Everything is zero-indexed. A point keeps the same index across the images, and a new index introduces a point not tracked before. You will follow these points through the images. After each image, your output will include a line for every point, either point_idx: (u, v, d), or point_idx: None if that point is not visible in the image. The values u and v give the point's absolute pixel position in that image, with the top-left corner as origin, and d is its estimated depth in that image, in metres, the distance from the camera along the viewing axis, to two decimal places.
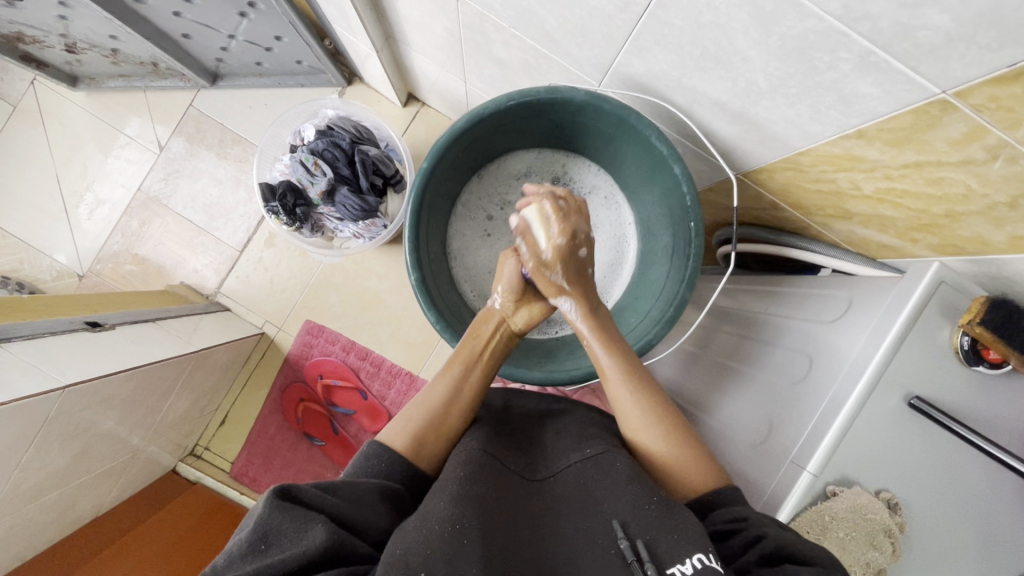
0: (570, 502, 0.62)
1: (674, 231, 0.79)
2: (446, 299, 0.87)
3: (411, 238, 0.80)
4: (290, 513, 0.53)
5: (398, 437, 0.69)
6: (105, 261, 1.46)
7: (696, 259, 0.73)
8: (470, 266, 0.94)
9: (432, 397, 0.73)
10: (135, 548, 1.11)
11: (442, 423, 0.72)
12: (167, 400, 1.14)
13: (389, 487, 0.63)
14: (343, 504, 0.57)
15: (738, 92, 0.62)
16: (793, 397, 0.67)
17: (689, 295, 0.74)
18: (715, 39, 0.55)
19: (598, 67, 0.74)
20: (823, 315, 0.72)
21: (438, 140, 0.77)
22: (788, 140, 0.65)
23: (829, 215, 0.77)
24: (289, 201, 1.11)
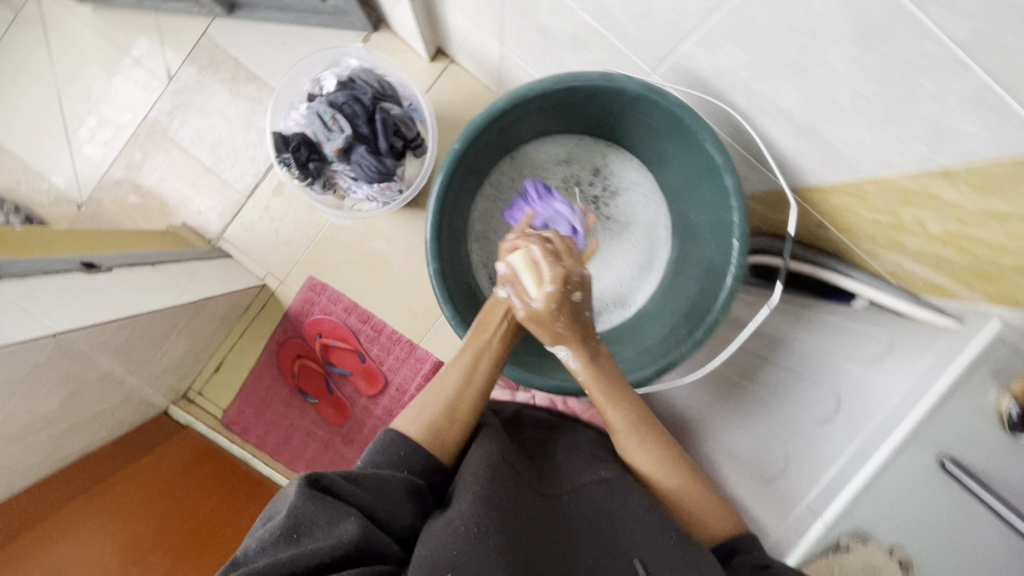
0: (587, 522, 0.63)
1: (717, 245, 0.73)
2: (462, 288, 0.82)
3: (435, 221, 0.75)
4: (325, 505, 0.54)
5: (412, 425, 0.67)
6: (105, 192, 1.40)
7: (737, 280, 0.68)
8: (490, 253, 0.89)
9: (446, 387, 0.70)
10: (121, 490, 1.12)
11: (454, 414, 0.69)
12: (162, 345, 1.12)
13: (415, 481, 0.63)
14: (369, 497, 0.58)
15: (812, 107, 0.55)
16: (818, 437, 0.67)
17: (722, 317, 0.69)
18: (801, 47, 0.49)
19: (656, 54, 0.67)
20: (859, 354, 0.70)
21: (474, 119, 0.71)
22: (856, 164, 0.59)
23: (876, 244, 0.72)
24: (303, 154, 1.05)
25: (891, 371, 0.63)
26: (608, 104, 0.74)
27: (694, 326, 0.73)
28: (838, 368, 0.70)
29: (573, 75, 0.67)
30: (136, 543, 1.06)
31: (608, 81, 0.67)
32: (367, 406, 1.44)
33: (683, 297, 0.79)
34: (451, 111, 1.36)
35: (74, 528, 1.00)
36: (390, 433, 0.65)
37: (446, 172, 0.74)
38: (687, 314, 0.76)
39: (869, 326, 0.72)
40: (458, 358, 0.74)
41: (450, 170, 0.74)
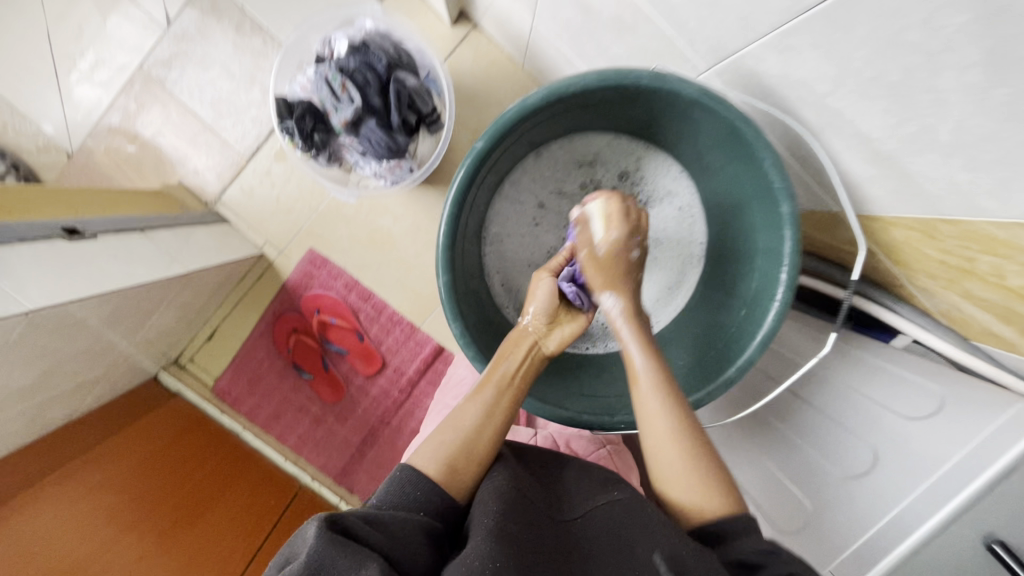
0: (603, 554, 0.57)
1: (761, 274, 0.65)
2: (472, 297, 0.76)
3: (450, 227, 0.69)
4: (344, 547, 0.48)
5: (428, 461, 0.61)
6: (97, 143, 1.31)
7: (780, 316, 0.60)
8: (505, 258, 0.82)
9: (464, 421, 0.65)
10: (108, 459, 1.08)
11: (474, 448, 0.63)
12: (151, 315, 1.07)
13: (432, 522, 0.57)
14: (389, 540, 0.52)
15: (900, 135, 0.47)
16: (859, 497, 0.67)
17: (758, 359, 0.63)
18: (908, 65, 0.40)
19: (717, 51, 0.58)
20: (909, 410, 0.65)
21: (503, 116, 0.63)
22: (937, 203, 0.51)
23: (933, 286, 0.64)
24: (307, 124, 0.97)
25: (940, 436, 0.60)
26: (652, 104, 0.66)
27: (724, 364, 0.67)
28: (881, 424, 0.67)
29: (619, 74, 0.59)
30: (121, 513, 1.02)
31: (658, 82, 0.58)
32: (363, 385, 1.42)
33: (713, 325, 0.73)
34: (470, 83, 1.26)
35: (56, 494, 0.96)
36: (406, 469, 0.59)
37: (468, 170, 0.67)
38: (717, 346, 0.70)
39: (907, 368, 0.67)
40: (479, 391, 0.68)
41: (471, 170, 0.67)
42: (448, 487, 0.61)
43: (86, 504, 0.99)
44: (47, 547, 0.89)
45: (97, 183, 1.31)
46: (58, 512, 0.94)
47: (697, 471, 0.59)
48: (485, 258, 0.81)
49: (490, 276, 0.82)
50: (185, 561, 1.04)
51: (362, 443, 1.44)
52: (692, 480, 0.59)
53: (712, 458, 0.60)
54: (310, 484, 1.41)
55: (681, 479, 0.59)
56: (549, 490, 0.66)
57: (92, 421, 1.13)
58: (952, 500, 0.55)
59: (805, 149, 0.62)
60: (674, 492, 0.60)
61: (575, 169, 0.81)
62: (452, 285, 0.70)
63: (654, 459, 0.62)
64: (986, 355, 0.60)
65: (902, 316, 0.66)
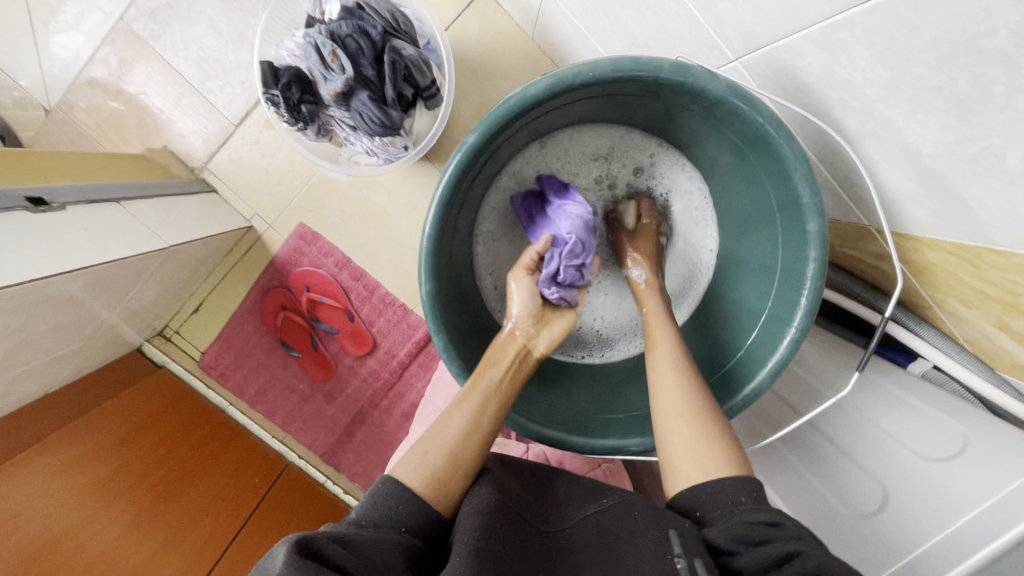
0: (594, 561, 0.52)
1: (778, 295, 0.60)
2: (458, 297, 0.70)
3: (434, 228, 0.61)
4: (317, 571, 0.40)
5: (411, 475, 0.55)
6: (76, 100, 1.23)
7: (795, 344, 0.56)
8: (497, 253, 0.77)
9: (448, 430, 0.58)
10: (97, 430, 1.04)
11: (459, 465, 0.57)
12: (130, 288, 1.01)
13: (412, 544, 0.50)
14: (363, 567, 0.44)
15: (956, 154, 0.41)
16: (866, 537, 0.61)
17: (766, 388, 0.59)
18: (982, 77, 0.34)
19: (748, 41, 0.51)
20: (935, 451, 0.58)
21: (500, 105, 0.55)
22: (986, 231, 0.45)
23: (961, 314, 0.59)
24: (294, 94, 0.89)
25: (965, 484, 0.54)
26: (671, 100, 0.59)
27: (730, 391, 0.62)
28: (899, 466, 0.61)
29: (637, 63, 0.51)
30: (105, 484, 0.98)
31: (681, 74, 0.51)
32: (353, 365, 1.37)
33: (717, 339, 0.69)
34: (474, 53, 1.17)
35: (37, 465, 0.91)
36: (387, 481, 0.53)
37: (455, 170, 0.59)
38: (722, 365, 0.66)
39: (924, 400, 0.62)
40: (465, 395, 0.61)
41: (461, 166, 0.59)
42: (436, 503, 0.54)
43: (67, 478, 0.94)
44: (26, 522, 0.84)
45: (77, 144, 1.24)
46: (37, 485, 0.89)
47: (707, 440, 0.57)
48: (476, 252, 0.76)
49: (481, 274, 0.77)
50: (167, 538, 1.01)
51: (350, 423, 1.40)
52: (700, 445, 0.57)
53: (724, 430, 0.58)
54: (297, 462, 1.39)
55: (688, 444, 0.57)
56: (539, 505, 0.60)
57: (71, 391, 1.07)
58: (975, 555, 0.49)
59: (839, 156, 0.55)
60: (677, 456, 0.57)
61: (585, 161, 0.75)
62: (435, 294, 0.63)
63: (664, 423, 0.60)
64: (1009, 385, 0.57)
65: (928, 342, 0.62)
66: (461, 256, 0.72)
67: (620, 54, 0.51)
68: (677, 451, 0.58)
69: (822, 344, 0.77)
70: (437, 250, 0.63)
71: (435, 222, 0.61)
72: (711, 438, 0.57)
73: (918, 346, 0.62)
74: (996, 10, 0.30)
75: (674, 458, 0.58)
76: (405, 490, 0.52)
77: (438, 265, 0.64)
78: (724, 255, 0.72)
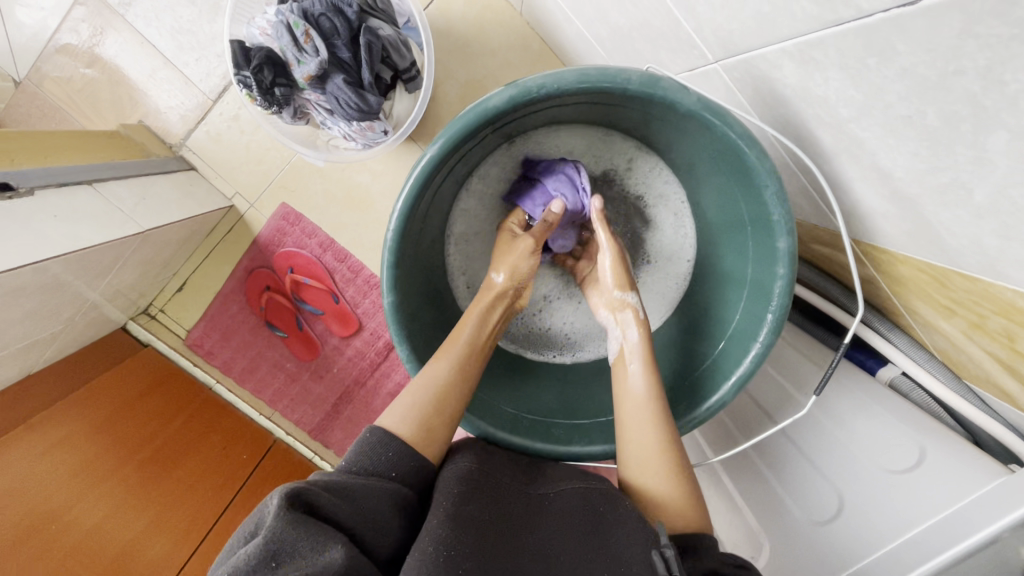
0: (570, 522, 0.53)
1: (748, 309, 0.62)
2: (428, 296, 0.71)
3: (396, 237, 0.60)
4: (307, 525, 0.42)
5: (399, 422, 0.57)
6: (44, 71, 1.18)
7: (760, 360, 0.59)
8: (470, 252, 0.78)
9: (435, 377, 0.61)
10: (91, 407, 1.05)
11: (443, 409, 0.60)
12: (109, 272, 1.00)
13: (402, 491, 0.52)
14: (353, 514, 0.46)
15: (924, 182, 0.40)
16: (819, 545, 0.64)
17: (729, 400, 0.61)
18: (951, 113, 0.32)
19: (726, 47, 0.49)
20: (892, 463, 0.59)
21: (461, 116, 0.55)
22: (953, 255, 0.44)
23: (931, 325, 0.58)
24: (266, 77, 0.85)
25: (926, 495, 0.54)
26: (643, 108, 0.59)
27: (694, 399, 0.65)
28: (856, 476, 0.62)
29: (604, 74, 0.51)
30: (98, 460, 1.00)
31: (650, 87, 0.51)
32: (339, 345, 1.36)
33: (686, 343, 0.71)
34: (460, 27, 1.12)
35: (28, 443, 0.91)
36: (378, 431, 0.54)
37: (416, 180, 0.58)
38: (692, 374, 0.67)
39: (885, 412, 0.63)
40: (446, 349, 0.64)
41: (423, 175, 0.58)
42: (422, 449, 0.56)
43: (62, 453, 0.95)
44: (22, 496, 0.86)
45: (49, 118, 1.19)
46: (29, 461, 0.90)
47: (670, 467, 0.57)
48: (449, 252, 0.76)
49: (453, 273, 0.77)
50: (159, 509, 1.03)
51: (338, 400, 1.38)
52: (665, 471, 0.57)
53: (684, 460, 0.59)
54: (285, 438, 1.38)
55: (653, 465, 0.58)
56: (524, 472, 0.61)
57: (58, 369, 1.07)
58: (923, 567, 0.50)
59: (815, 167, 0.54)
60: (641, 470, 0.58)
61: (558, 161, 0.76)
62: (397, 307, 0.63)
63: (631, 435, 0.60)
64: (973, 397, 0.58)
65: (896, 350, 0.63)
66: (432, 257, 0.73)
67: (587, 64, 0.52)
68: (641, 466, 0.58)
69: (798, 345, 0.77)
70: (402, 260, 0.63)
71: (399, 231, 0.60)
72: (673, 462, 0.58)
73: (889, 352, 0.63)
74: (964, 53, 0.28)
75: (636, 470, 0.59)
76: (394, 436, 0.55)
77: (402, 275, 0.63)
78: (700, 264, 0.73)
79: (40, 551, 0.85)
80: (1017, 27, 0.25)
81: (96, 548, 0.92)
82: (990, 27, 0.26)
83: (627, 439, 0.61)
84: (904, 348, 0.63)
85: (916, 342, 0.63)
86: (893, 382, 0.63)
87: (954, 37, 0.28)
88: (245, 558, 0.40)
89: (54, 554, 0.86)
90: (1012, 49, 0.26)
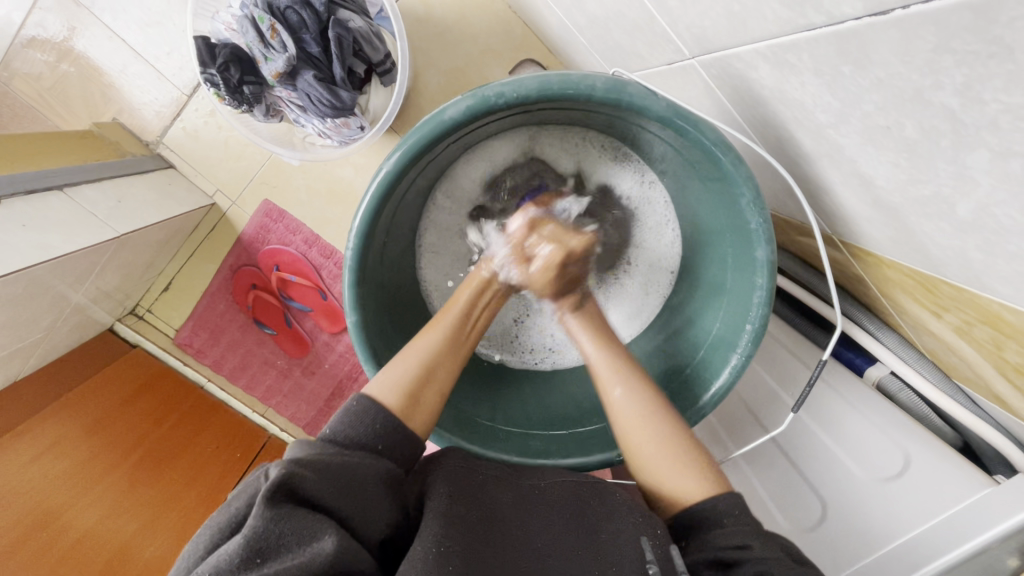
0: (561, 516, 0.52)
1: (725, 317, 0.62)
2: (398, 309, 0.70)
3: (357, 255, 0.59)
4: (292, 518, 0.40)
5: (386, 393, 0.54)
6: (14, 67, 1.11)
7: (737, 372, 0.59)
8: (443, 264, 0.76)
9: (423, 348, 0.59)
10: (91, 402, 0.99)
11: (433, 377, 0.58)
12: (89, 279, 0.97)
13: (390, 466, 0.50)
14: (342, 496, 0.44)
15: (910, 196, 0.37)
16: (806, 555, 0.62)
17: (707, 414, 0.62)
18: (929, 128, 0.30)
19: (700, 42, 0.46)
20: (880, 470, 0.58)
21: (418, 128, 0.54)
22: (937, 264, 0.42)
23: (917, 326, 0.57)
24: (233, 75, 0.83)
25: (913, 506, 0.53)
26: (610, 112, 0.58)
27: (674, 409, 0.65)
28: (842, 486, 0.61)
29: (567, 81, 0.50)
30: (98, 456, 0.93)
31: (617, 93, 0.50)
32: (330, 341, 1.28)
33: (660, 349, 0.71)
34: (439, 13, 1.07)
35: (17, 449, 0.83)
36: (364, 399, 0.53)
37: (374, 195, 0.57)
38: (671, 380, 0.67)
39: (865, 420, 0.62)
40: (438, 321, 0.62)
41: (383, 189, 0.57)
42: (409, 421, 0.54)
43: (51, 459, 0.86)
44: (17, 500, 0.79)
45: (21, 117, 1.13)
46: (17, 469, 0.81)
47: (684, 465, 0.53)
48: (420, 265, 0.76)
49: (427, 286, 0.76)
50: (156, 510, 0.95)
51: (331, 396, 1.30)
52: (684, 467, 0.53)
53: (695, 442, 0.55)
54: (280, 434, 1.29)
55: (648, 446, 0.55)
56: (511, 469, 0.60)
57: (44, 372, 0.98)
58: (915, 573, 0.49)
59: (796, 166, 0.51)
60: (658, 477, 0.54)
61: (528, 170, 0.73)
62: (364, 324, 0.61)
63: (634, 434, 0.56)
64: (961, 398, 0.57)
65: (885, 349, 0.61)
66: (401, 269, 0.72)
67: (548, 71, 0.50)
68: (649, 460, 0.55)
69: (787, 343, 0.75)
70: (365, 278, 0.61)
71: (359, 249, 0.59)
72: (675, 443, 0.54)
73: (876, 351, 0.62)
74: (941, 67, 0.26)
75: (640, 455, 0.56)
76: (384, 408, 0.52)
77: (366, 292, 0.62)
78: (682, 274, 0.72)
79: (40, 555, 0.78)
80: (995, 45, 0.22)
81: (92, 553, 0.84)
82: (968, 42, 0.23)
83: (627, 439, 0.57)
84: (893, 347, 0.62)
85: (904, 340, 0.62)
86: (880, 382, 0.63)
87: (930, 51, 0.26)
88: (227, 558, 0.38)
89: (49, 561, 0.78)
90: (991, 67, 0.23)
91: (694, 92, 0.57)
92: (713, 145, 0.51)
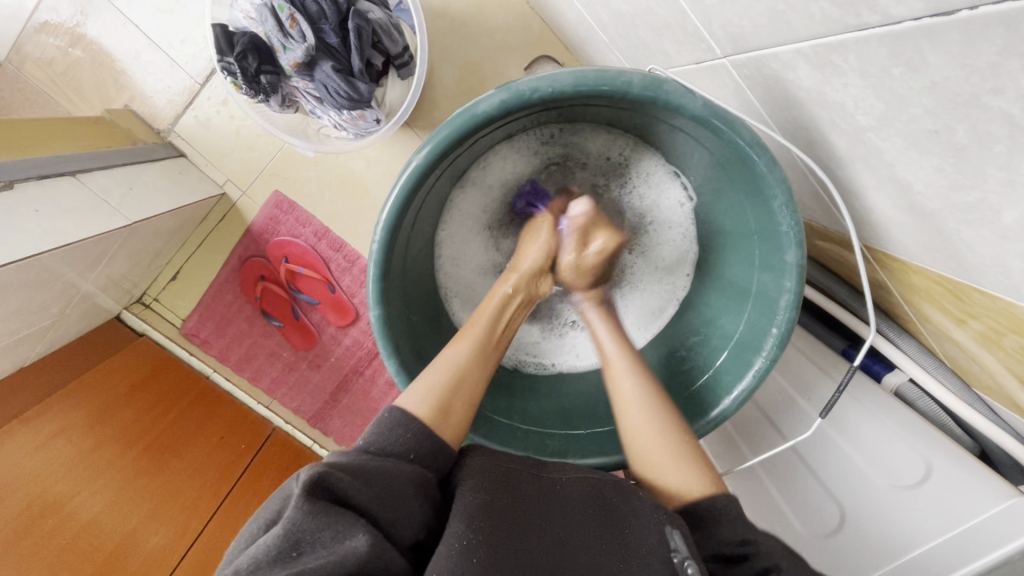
0: (580, 515, 0.51)
1: (750, 319, 0.63)
2: (417, 306, 0.70)
3: (383, 249, 0.58)
4: (326, 513, 0.40)
5: (418, 403, 0.54)
6: (26, 52, 1.10)
7: (762, 374, 0.60)
8: (460, 259, 0.75)
9: (453, 361, 0.59)
10: (99, 390, 0.98)
11: (464, 384, 0.58)
12: (98, 266, 0.97)
13: (424, 473, 0.49)
14: (376, 497, 0.44)
15: (952, 202, 0.36)
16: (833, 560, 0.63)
17: (731, 413, 0.63)
18: (983, 132, 0.29)
19: (735, 41, 0.46)
20: (900, 478, 0.58)
21: (450, 122, 0.53)
22: (974, 272, 0.41)
23: (939, 332, 0.56)
24: (250, 63, 0.82)
25: (941, 512, 0.53)
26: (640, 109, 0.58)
27: (693, 413, 0.65)
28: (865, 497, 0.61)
29: (602, 77, 0.49)
30: (105, 443, 0.92)
31: (653, 91, 0.49)
32: (337, 335, 1.26)
33: (679, 352, 0.72)
34: (456, 5, 1.06)
35: (25, 435, 0.82)
36: (394, 410, 0.52)
37: (402, 190, 0.56)
38: (691, 385, 0.68)
39: (883, 432, 0.61)
40: (466, 334, 0.63)
41: (411, 182, 0.56)
42: (439, 429, 0.53)
43: (56, 447, 0.85)
44: (18, 488, 0.77)
45: (32, 102, 1.12)
46: (21, 456, 0.80)
47: (682, 462, 0.56)
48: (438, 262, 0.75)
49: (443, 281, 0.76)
50: (158, 501, 0.94)
51: (337, 389, 1.29)
52: (687, 469, 0.56)
53: (697, 448, 0.58)
54: (284, 427, 1.29)
55: (664, 450, 0.57)
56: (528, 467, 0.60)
57: (53, 359, 0.97)
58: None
59: (827, 169, 0.51)
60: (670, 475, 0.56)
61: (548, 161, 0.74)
62: (386, 318, 0.61)
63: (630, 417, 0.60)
64: (980, 408, 0.56)
65: (904, 356, 0.60)
66: (421, 266, 0.71)
67: (583, 66, 0.50)
68: (654, 459, 0.57)
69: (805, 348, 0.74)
70: (388, 273, 0.61)
71: (385, 243, 0.58)
72: (682, 451, 0.57)
73: (895, 356, 0.61)
74: (1005, 70, 0.25)
75: (645, 440, 0.59)
76: (415, 419, 0.52)
77: (390, 287, 0.62)
78: (701, 274, 0.72)
79: (39, 547, 0.76)
80: None
81: (94, 543, 0.83)
82: None
83: (647, 455, 0.58)
84: (913, 352, 0.61)
85: (924, 347, 0.61)
86: (899, 388, 0.62)
87: (995, 54, 0.25)
88: (266, 546, 0.39)
89: (49, 553, 0.77)
90: None
91: (722, 92, 0.57)
92: (748, 144, 0.50)
